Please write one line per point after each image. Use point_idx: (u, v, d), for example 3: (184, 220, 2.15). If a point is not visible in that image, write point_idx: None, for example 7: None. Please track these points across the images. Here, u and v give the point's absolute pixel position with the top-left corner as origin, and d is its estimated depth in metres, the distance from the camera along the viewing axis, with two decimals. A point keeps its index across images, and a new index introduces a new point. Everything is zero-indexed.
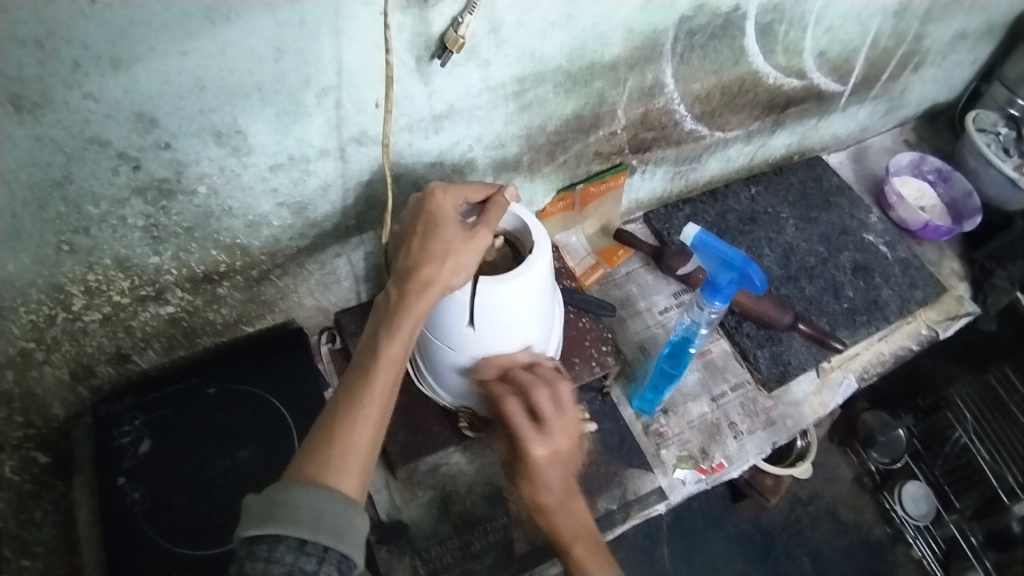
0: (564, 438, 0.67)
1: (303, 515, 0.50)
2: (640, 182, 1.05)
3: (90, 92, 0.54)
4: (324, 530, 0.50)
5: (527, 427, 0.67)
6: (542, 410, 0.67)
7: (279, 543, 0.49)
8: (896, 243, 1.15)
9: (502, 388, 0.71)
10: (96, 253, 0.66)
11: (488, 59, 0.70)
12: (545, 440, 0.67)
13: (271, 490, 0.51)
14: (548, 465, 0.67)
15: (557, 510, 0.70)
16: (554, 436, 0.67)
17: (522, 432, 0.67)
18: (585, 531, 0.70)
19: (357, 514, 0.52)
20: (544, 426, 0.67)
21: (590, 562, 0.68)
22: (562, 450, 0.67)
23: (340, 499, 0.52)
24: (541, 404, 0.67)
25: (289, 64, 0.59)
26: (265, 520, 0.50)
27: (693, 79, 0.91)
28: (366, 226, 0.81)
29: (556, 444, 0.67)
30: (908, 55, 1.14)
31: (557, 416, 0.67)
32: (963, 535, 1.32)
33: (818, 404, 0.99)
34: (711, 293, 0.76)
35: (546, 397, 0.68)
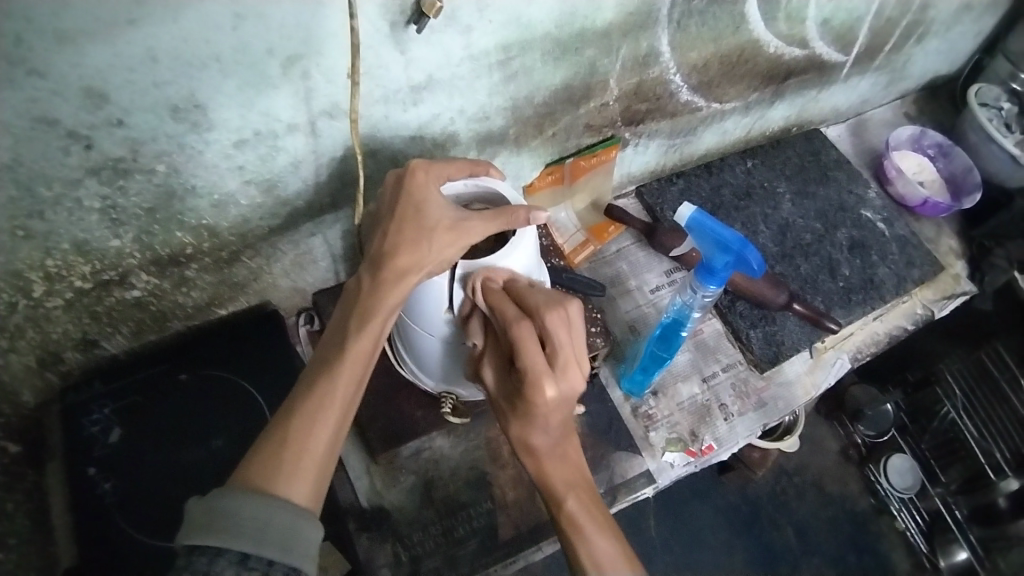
0: (575, 377, 0.59)
1: (248, 526, 0.47)
2: (632, 155, 1.00)
3: (34, 68, 0.49)
4: (270, 543, 0.47)
5: (539, 361, 0.58)
6: (557, 342, 0.58)
7: (219, 557, 0.46)
8: (894, 220, 1.12)
9: (508, 306, 0.60)
10: (53, 238, 0.62)
11: (470, 25, 0.65)
12: (552, 381, 0.58)
13: (215, 495, 0.48)
14: (554, 408, 0.59)
15: (548, 452, 0.65)
16: (568, 375, 0.59)
17: (531, 367, 0.57)
18: (578, 482, 0.65)
19: (308, 525, 0.50)
20: (559, 366, 0.58)
21: (581, 518, 0.63)
22: (571, 393, 0.59)
23: (289, 509, 0.49)
24: (556, 336, 0.58)
25: (249, 32, 0.54)
26: (205, 529, 0.47)
27: (690, 47, 0.86)
28: (341, 204, 0.77)
29: (567, 385, 0.59)
30: (913, 24, 1.09)
31: (571, 352, 0.58)
32: (947, 509, 1.32)
33: (810, 385, 0.97)
34: (706, 276, 0.73)
35: (561, 326, 0.58)
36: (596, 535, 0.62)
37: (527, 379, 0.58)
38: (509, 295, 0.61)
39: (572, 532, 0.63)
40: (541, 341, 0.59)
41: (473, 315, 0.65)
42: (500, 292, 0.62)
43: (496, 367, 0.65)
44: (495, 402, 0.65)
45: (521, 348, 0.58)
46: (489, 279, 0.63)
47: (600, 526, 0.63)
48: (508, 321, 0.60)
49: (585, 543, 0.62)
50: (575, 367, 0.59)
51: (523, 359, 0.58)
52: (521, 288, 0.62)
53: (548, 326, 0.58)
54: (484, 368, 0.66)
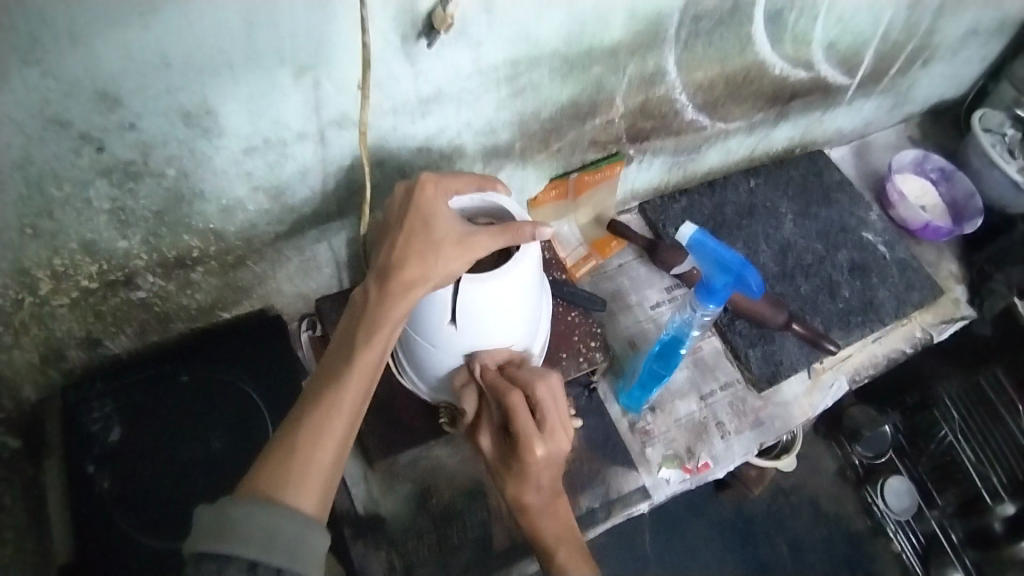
0: (562, 439, 0.63)
1: (254, 534, 0.47)
2: (636, 172, 1.01)
3: (50, 71, 0.50)
4: (277, 550, 0.47)
5: (528, 426, 0.62)
6: (543, 408, 0.63)
7: (228, 565, 0.46)
8: (895, 244, 1.12)
9: (500, 381, 0.66)
10: (61, 237, 0.63)
11: (480, 40, 0.66)
12: (542, 442, 0.62)
13: (222, 504, 0.48)
14: (544, 468, 0.63)
15: (542, 513, 0.68)
16: (556, 438, 0.63)
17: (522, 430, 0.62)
18: (569, 540, 0.67)
19: (314, 533, 0.50)
20: (547, 428, 0.63)
21: (574, 573, 0.65)
22: (560, 453, 0.63)
23: (296, 518, 0.49)
24: (543, 403, 0.63)
25: (261, 40, 0.55)
26: (211, 537, 0.47)
27: (697, 67, 0.87)
28: (347, 212, 0.78)
29: (557, 447, 0.63)
30: (918, 50, 1.10)
31: (558, 416, 0.63)
32: (944, 532, 1.33)
33: (808, 406, 0.97)
34: (706, 296, 0.73)
35: (547, 392, 0.63)
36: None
37: (519, 441, 0.62)
38: (503, 372, 0.67)
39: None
40: (531, 409, 0.63)
41: (466, 390, 0.70)
42: (496, 371, 0.68)
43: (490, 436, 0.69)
44: (490, 469, 0.70)
45: (512, 413, 0.63)
46: (485, 361, 0.69)
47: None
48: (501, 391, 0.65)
49: None
50: (561, 431, 0.63)
51: (514, 424, 0.62)
52: (512, 369, 0.67)
53: (537, 396, 0.63)
54: (483, 438, 0.70)
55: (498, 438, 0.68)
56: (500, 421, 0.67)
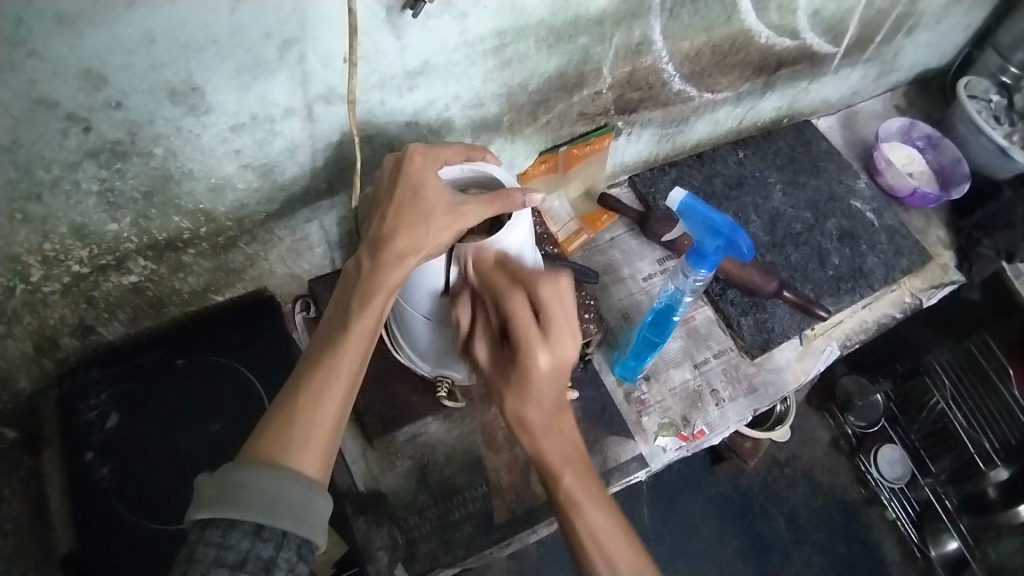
0: (569, 348, 0.60)
1: (260, 499, 0.48)
2: (625, 145, 1.01)
3: (34, 49, 0.49)
4: (283, 515, 0.48)
5: (532, 331, 0.59)
6: (549, 309, 0.59)
7: (234, 529, 0.47)
8: (883, 211, 1.13)
9: (499, 278, 0.62)
10: (51, 221, 0.62)
11: (465, 11, 0.66)
12: (547, 350, 0.59)
13: (226, 470, 0.49)
14: (547, 377, 0.60)
15: (545, 431, 0.63)
16: (560, 345, 0.59)
17: (527, 336, 0.58)
18: (575, 458, 0.63)
19: (319, 497, 0.51)
20: (552, 334, 0.59)
21: (580, 494, 0.62)
22: (564, 364, 0.60)
23: (301, 482, 0.50)
24: (549, 306, 0.59)
25: (247, 14, 0.55)
26: (217, 503, 0.48)
27: (683, 36, 0.87)
28: (338, 189, 0.78)
29: (560, 356, 0.60)
30: (903, 16, 1.10)
31: (564, 321, 0.59)
32: (936, 497, 1.29)
33: (800, 371, 0.98)
34: (696, 261, 0.74)
35: (553, 292, 0.59)
36: (596, 513, 0.61)
37: (522, 346, 0.59)
38: (500, 267, 0.62)
39: (570, 510, 0.61)
40: (536, 313, 0.59)
41: (463, 292, 0.65)
42: (491, 266, 0.63)
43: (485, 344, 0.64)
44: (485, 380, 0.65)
45: (515, 316, 0.59)
46: (479, 250, 0.63)
47: (599, 504, 0.62)
48: (500, 290, 0.61)
49: (583, 520, 0.61)
50: (569, 338, 0.59)
51: (517, 327, 0.59)
52: (512, 265, 0.63)
53: (543, 298, 0.59)
54: (477, 344, 0.65)
55: (496, 347, 0.63)
56: (497, 323, 0.62)
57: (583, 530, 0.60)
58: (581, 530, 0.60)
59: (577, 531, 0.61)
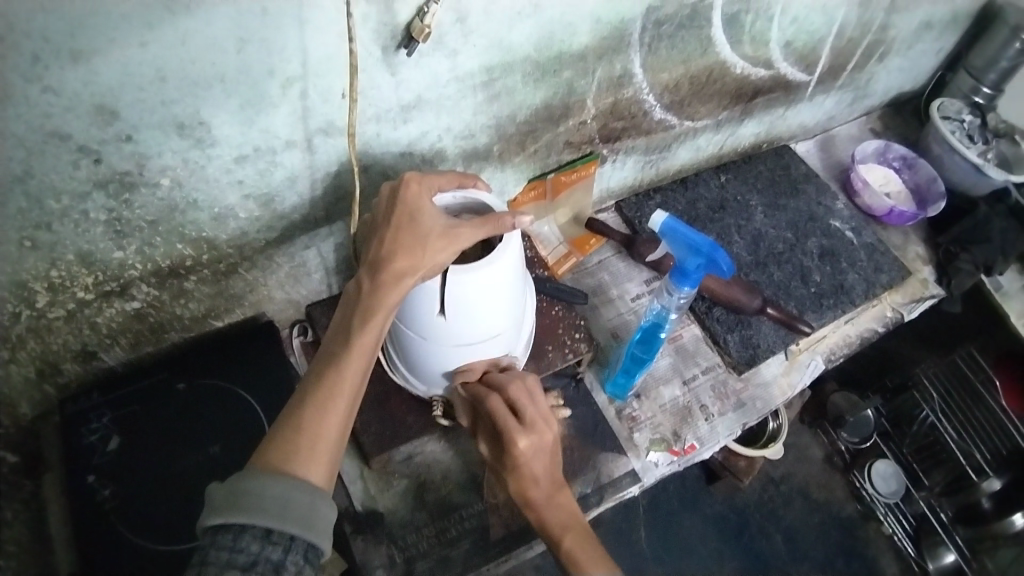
0: (546, 430, 0.69)
1: (270, 504, 0.51)
2: (611, 172, 1.06)
3: (50, 85, 0.53)
4: (291, 520, 0.51)
5: (510, 423, 0.68)
6: (520, 404, 0.69)
7: (244, 533, 0.50)
8: (861, 229, 1.17)
9: (481, 388, 0.73)
10: (59, 249, 0.65)
11: (456, 49, 0.70)
12: (524, 432, 0.68)
13: (237, 478, 0.52)
14: (532, 459, 0.69)
15: (545, 502, 0.71)
16: (537, 429, 0.68)
17: (505, 428, 0.68)
18: (572, 521, 0.71)
19: (324, 503, 0.53)
20: (528, 422, 0.68)
21: (580, 553, 0.68)
22: (543, 445, 0.69)
23: (308, 490, 0.53)
24: (519, 401, 0.69)
25: (252, 53, 0.59)
26: (228, 509, 0.50)
27: (662, 69, 0.92)
28: (335, 217, 0.81)
29: (539, 437, 0.69)
30: (873, 45, 1.15)
31: (535, 410, 0.69)
32: (933, 511, 1.35)
33: (786, 385, 1.01)
34: (680, 279, 0.77)
35: (522, 390, 0.70)
36: (594, 568, 0.67)
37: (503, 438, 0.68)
38: (483, 380, 0.74)
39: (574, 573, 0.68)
40: (512, 409, 0.69)
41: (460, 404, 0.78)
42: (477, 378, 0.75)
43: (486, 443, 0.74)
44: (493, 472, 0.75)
45: (493, 416, 0.69)
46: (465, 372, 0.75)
47: (595, 560, 0.68)
48: (481, 397, 0.72)
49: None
50: (543, 424, 0.69)
51: (498, 423, 0.68)
52: (492, 375, 0.74)
53: (513, 395, 0.69)
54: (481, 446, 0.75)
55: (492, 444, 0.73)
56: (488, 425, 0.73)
57: None
58: None
59: None
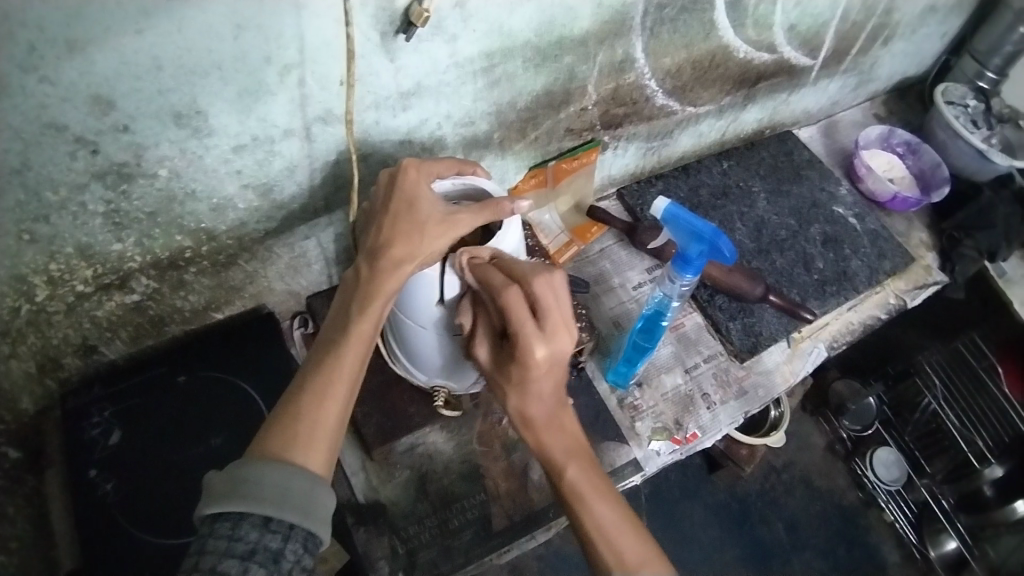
0: (566, 339, 0.61)
1: (268, 492, 0.50)
2: (612, 158, 1.05)
3: (46, 75, 0.52)
4: (290, 508, 0.51)
5: (528, 326, 0.60)
6: (543, 306, 0.60)
7: (242, 522, 0.49)
8: (864, 216, 1.16)
9: (494, 276, 0.63)
10: (57, 241, 0.65)
11: (455, 35, 0.69)
12: (546, 340, 0.60)
13: (235, 466, 0.52)
14: (545, 370, 0.62)
15: (547, 426, 0.66)
16: (557, 337, 0.61)
17: (523, 331, 0.60)
18: (576, 450, 0.65)
19: (323, 491, 0.53)
20: (548, 328, 0.60)
21: (583, 483, 0.63)
22: (560, 355, 0.62)
23: (306, 477, 0.53)
24: (544, 301, 0.60)
25: (249, 40, 0.58)
26: (227, 497, 0.50)
27: (664, 53, 0.91)
28: (334, 207, 0.80)
29: (557, 347, 0.61)
30: (878, 28, 1.14)
31: (560, 315, 0.60)
32: (934, 499, 1.35)
33: (789, 373, 1.00)
34: (682, 266, 0.77)
35: (547, 287, 0.60)
36: (597, 501, 0.62)
37: (518, 342, 0.61)
38: (494, 266, 0.64)
39: (574, 501, 0.62)
40: (532, 309, 0.60)
41: (462, 298, 0.68)
42: (485, 263, 0.65)
43: (488, 343, 0.67)
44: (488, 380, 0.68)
45: (511, 314, 0.60)
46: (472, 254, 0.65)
47: (601, 494, 0.62)
48: (495, 288, 0.62)
49: (587, 509, 0.62)
50: (564, 331, 0.61)
51: (514, 322, 0.60)
52: (508, 262, 0.64)
53: (538, 292, 0.60)
54: (479, 347, 0.67)
55: (496, 344, 0.66)
56: (498, 323, 0.65)
57: (587, 519, 0.61)
58: (586, 518, 0.61)
59: (582, 517, 0.62)
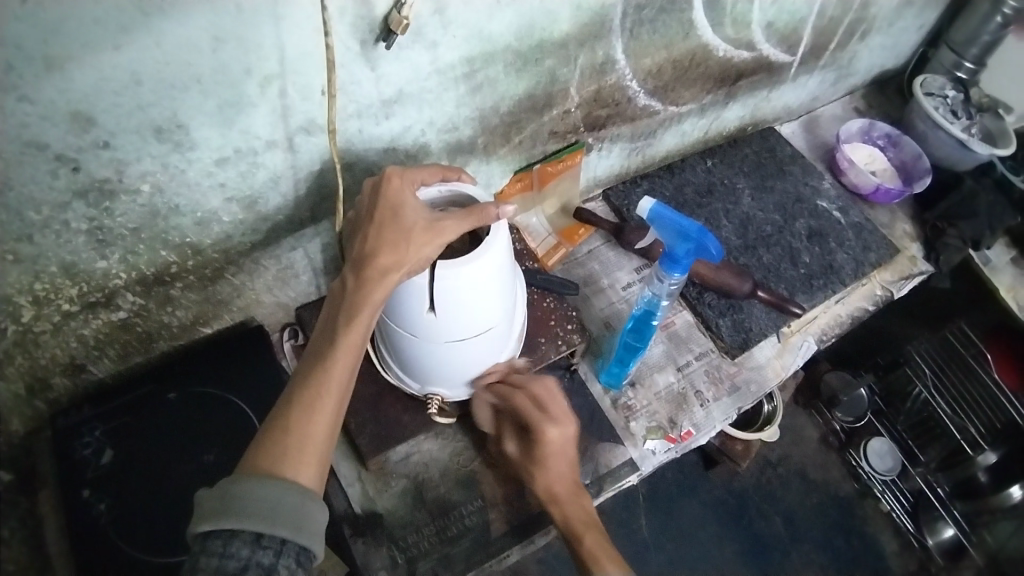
0: (570, 425, 0.76)
1: (260, 508, 0.50)
2: (597, 160, 1.05)
3: (24, 94, 0.52)
4: (282, 523, 0.50)
5: (538, 415, 0.76)
6: (546, 400, 0.77)
7: (234, 539, 0.49)
8: (848, 209, 1.18)
9: (509, 391, 0.78)
10: (41, 261, 0.64)
11: (435, 41, 0.69)
12: (559, 422, 0.76)
13: (225, 483, 0.51)
14: (558, 450, 0.76)
15: (569, 501, 0.76)
16: (563, 423, 0.76)
17: (536, 418, 0.75)
18: (591, 521, 0.75)
19: (315, 505, 0.53)
20: (554, 415, 0.76)
21: (600, 549, 0.72)
22: (569, 438, 0.77)
23: (297, 491, 0.52)
24: (547, 398, 0.77)
25: (229, 53, 0.58)
26: (218, 514, 0.49)
27: (644, 54, 0.91)
28: (320, 217, 0.80)
29: (565, 430, 0.76)
30: (855, 23, 1.15)
31: (560, 407, 0.77)
32: (930, 487, 1.35)
33: (780, 367, 1.01)
34: (669, 266, 0.77)
35: (547, 389, 0.78)
36: (612, 566, 0.71)
37: (534, 428, 0.76)
38: (507, 383, 0.79)
39: (592, 563, 0.71)
40: (537, 404, 0.77)
41: (483, 409, 0.82)
42: (499, 382, 0.80)
43: (514, 440, 0.80)
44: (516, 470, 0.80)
45: (523, 409, 0.76)
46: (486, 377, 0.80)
47: (616, 561, 0.71)
48: (510, 395, 0.78)
49: (600, 568, 0.70)
50: (568, 419, 0.76)
51: (525, 413, 0.76)
52: (516, 376, 0.80)
53: (541, 392, 0.77)
54: (509, 443, 0.81)
55: (519, 439, 0.80)
56: (517, 425, 0.79)
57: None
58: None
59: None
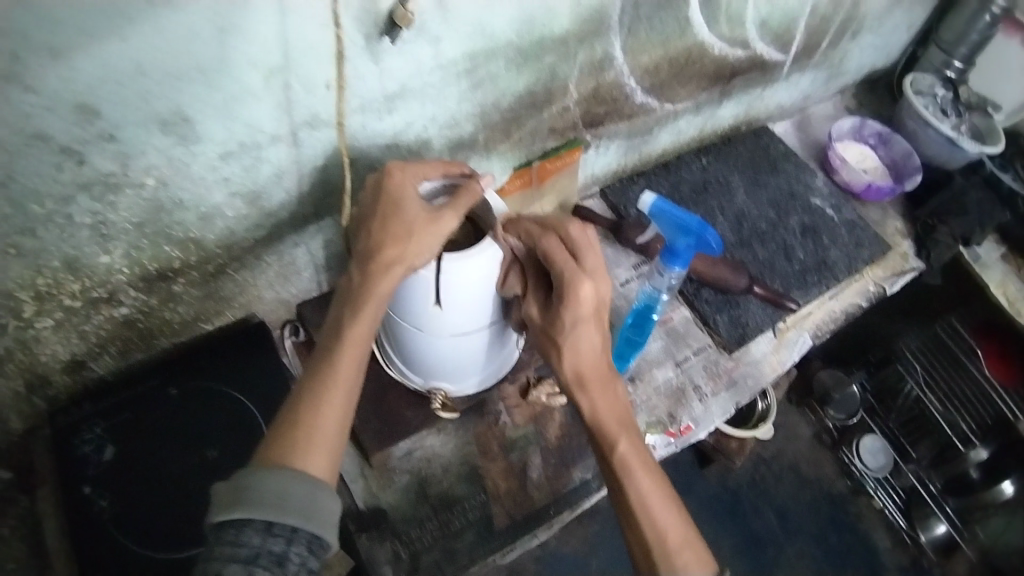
0: (606, 287, 0.66)
1: (270, 496, 0.50)
2: (594, 158, 1.06)
3: (30, 85, 0.52)
4: (292, 511, 0.50)
5: (570, 266, 0.64)
6: (582, 249, 0.65)
7: (245, 527, 0.49)
8: (841, 206, 1.19)
9: (534, 228, 0.67)
10: (44, 256, 0.64)
11: (438, 36, 0.69)
12: (592, 281, 0.65)
13: (238, 476, 0.52)
14: (590, 314, 0.66)
15: (599, 388, 0.69)
16: (599, 280, 0.65)
17: (566, 269, 0.64)
18: (622, 416, 0.69)
19: (326, 494, 0.53)
20: (590, 270, 0.65)
21: (631, 454, 0.66)
22: (603, 298, 0.66)
23: (308, 481, 0.52)
24: (582, 246, 0.65)
25: (234, 46, 0.58)
26: (231, 505, 0.50)
27: (641, 51, 0.92)
28: (323, 213, 0.80)
29: (601, 290, 0.66)
30: (845, 23, 1.17)
31: (596, 258, 0.66)
32: (923, 483, 1.36)
33: (776, 362, 1.01)
34: (669, 259, 0.78)
35: (582, 230, 0.66)
36: (644, 476, 0.66)
37: (565, 283, 0.64)
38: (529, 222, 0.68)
39: (621, 470, 0.66)
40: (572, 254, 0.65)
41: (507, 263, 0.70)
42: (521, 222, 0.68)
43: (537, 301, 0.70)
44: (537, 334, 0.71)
45: (551, 257, 0.65)
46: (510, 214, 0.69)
47: (649, 467, 0.66)
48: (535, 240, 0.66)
49: (631, 481, 0.65)
50: (605, 275, 0.66)
51: (555, 265, 0.65)
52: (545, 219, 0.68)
53: (575, 237, 0.66)
54: (528, 302, 0.70)
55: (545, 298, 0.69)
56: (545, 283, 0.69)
57: (632, 490, 0.65)
58: (630, 490, 0.65)
59: (627, 486, 0.65)
